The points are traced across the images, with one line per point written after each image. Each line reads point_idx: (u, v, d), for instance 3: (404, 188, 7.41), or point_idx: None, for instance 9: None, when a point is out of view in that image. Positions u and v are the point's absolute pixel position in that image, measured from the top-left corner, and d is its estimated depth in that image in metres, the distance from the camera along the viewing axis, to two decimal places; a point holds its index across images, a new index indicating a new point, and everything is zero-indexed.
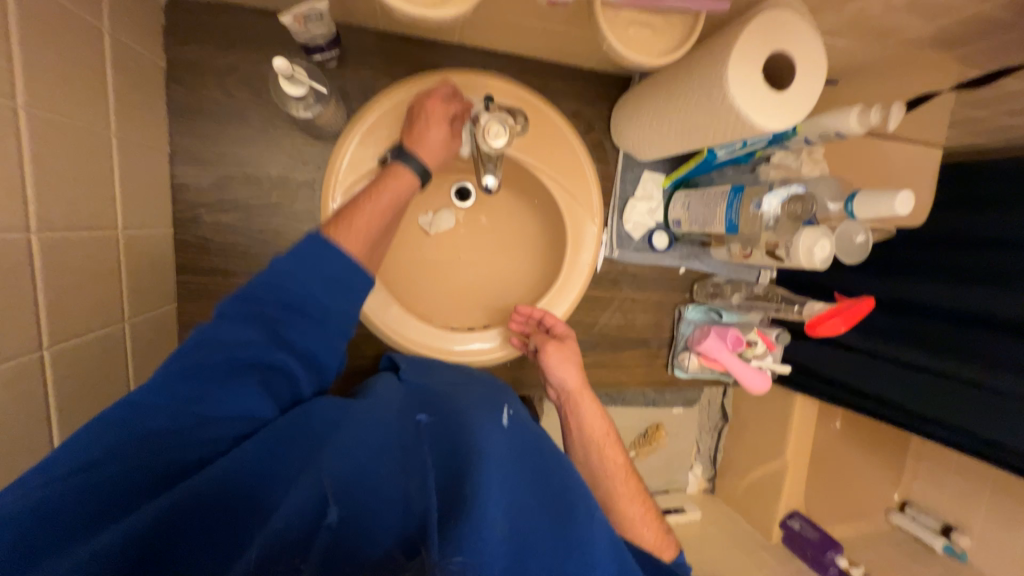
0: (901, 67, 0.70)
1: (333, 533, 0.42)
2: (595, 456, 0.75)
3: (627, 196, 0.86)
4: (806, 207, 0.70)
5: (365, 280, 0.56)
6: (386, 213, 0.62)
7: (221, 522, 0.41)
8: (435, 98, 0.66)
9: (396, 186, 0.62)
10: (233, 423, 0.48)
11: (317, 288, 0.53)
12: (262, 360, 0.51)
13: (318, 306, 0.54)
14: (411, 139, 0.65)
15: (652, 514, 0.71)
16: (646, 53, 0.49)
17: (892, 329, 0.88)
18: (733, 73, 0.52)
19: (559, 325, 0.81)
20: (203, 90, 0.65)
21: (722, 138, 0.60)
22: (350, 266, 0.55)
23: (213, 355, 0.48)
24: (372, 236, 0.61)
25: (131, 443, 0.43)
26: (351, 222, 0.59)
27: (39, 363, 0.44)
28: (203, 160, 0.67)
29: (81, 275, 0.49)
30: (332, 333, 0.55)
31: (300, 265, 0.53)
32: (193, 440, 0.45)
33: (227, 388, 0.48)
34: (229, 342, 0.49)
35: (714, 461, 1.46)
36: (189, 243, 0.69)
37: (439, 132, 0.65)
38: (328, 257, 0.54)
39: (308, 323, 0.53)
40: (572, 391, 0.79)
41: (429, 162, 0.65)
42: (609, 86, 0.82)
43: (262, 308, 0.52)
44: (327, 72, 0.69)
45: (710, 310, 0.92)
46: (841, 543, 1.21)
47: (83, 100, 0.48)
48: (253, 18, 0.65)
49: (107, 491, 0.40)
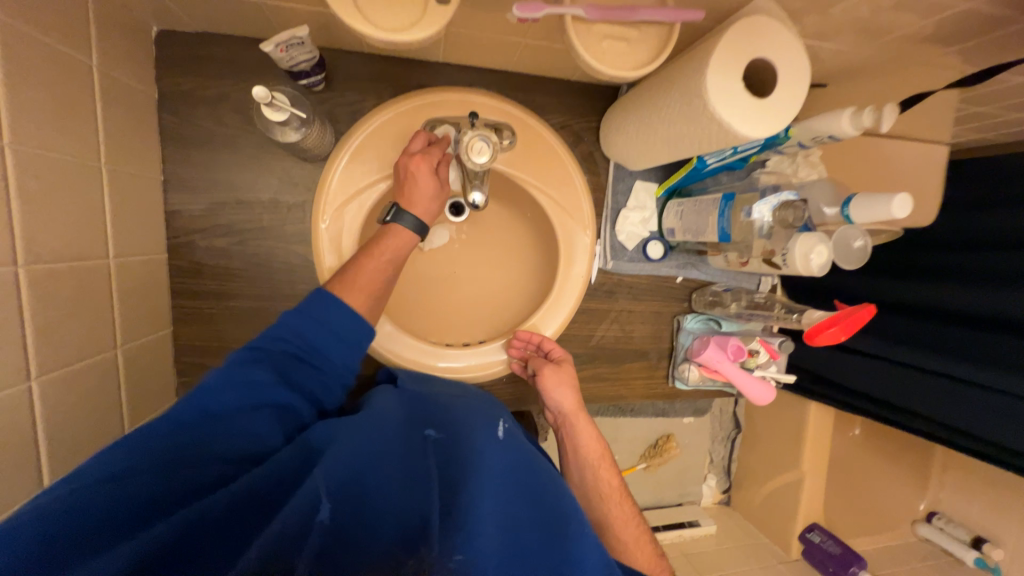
0: (893, 68, 0.68)
1: (326, 531, 0.42)
2: (591, 478, 0.75)
3: (619, 206, 0.85)
4: (798, 213, 0.68)
5: (366, 329, 0.60)
6: (387, 268, 0.64)
7: (229, 537, 0.40)
8: (416, 156, 0.65)
9: (395, 244, 0.65)
10: (244, 445, 0.49)
11: (323, 340, 0.58)
12: (274, 398, 0.53)
13: (323, 357, 0.58)
14: (402, 197, 0.66)
15: (648, 538, 0.70)
16: (622, 67, 0.49)
17: (899, 332, 0.87)
18: (714, 83, 0.51)
19: (557, 350, 0.82)
20: (195, 119, 0.67)
21: (709, 146, 0.59)
22: (351, 319, 0.59)
23: (229, 393, 0.51)
24: (375, 292, 0.63)
25: (147, 463, 0.44)
26: (353, 282, 0.62)
27: (27, 394, 0.44)
28: (195, 186, 0.68)
29: (71, 306, 0.50)
30: (336, 381, 0.59)
31: (305, 320, 0.57)
32: (208, 457, 0.46)
33: (243, 419, 0.51)
34: (243, 380, 0.52)
35: (729, 472, 1.42)
36: (183, 267, 0.70)
37: (427, 186, 0.65)
38: (330, 310, 0.58)
39: (315, 370, 0.58)
40: (569, 413, 0.79)
41: (423, 216, 0.67)
42: (597, 98, 0.82)
43: (277, 353, 0.56)
44: (316, 96, 0.71)
45: (709, 319, 0.91)
46: (865, 558, 1.15)
47: (71, 135, 0.49)
48: (241, 47, 0.66)
49: (122, 507, 0.40)
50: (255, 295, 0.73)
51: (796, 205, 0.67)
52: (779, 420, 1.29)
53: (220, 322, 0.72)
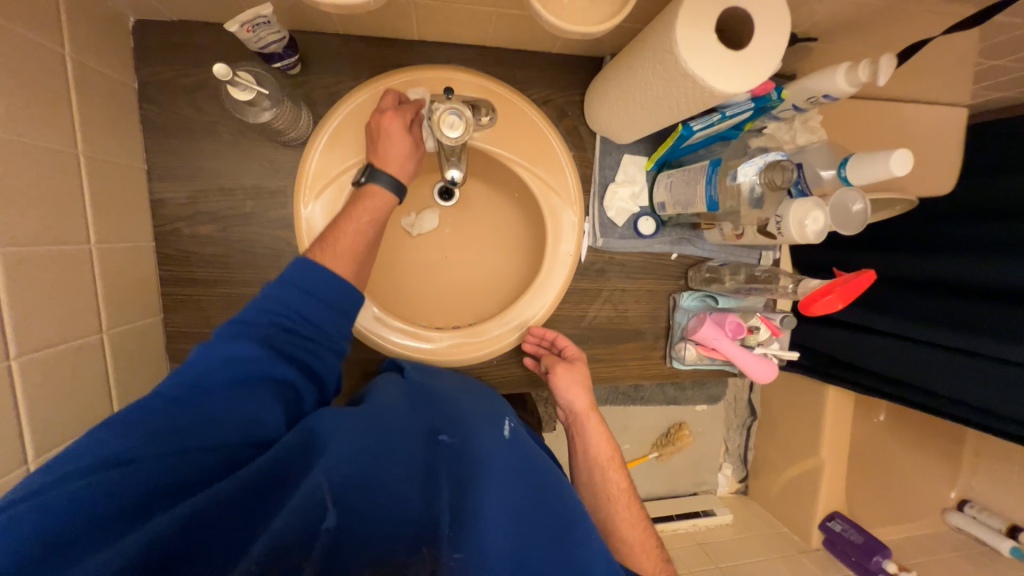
0: (891, 18, 0.64)
1: (332, 535, 0.44)
2: (598, 479, 0.72)
3: (607, 181, 0.82)
4: (786, 175, 0.62)
5: (356, 298, 0.60)
6: (367, 229, 0.63)
7: (229, 526, 0.42)
8: (387, 112, 0.65)
9: (374, 204, 0.64)
10: (244, 428, 0.50)
11: (313, 309, 0.57)
12: (265, 371, 0.52)
13: (312, 326, 0.57)
14: (376, 157, 0.65)
15: (653, 542, 0.68)
16: (583, 23, 0.47)
17: (924, 312, 0.84)
18: (683, 33, 0.48)
19: (570, 347, 0.80)
20: (176, 107, 0.68)
21: (689, 106, 0.57)
22: (343, 287, 0.58)
23: (217, 369, 0.50)
24: (356, 255, 0.62)
25: (150, 441, 0.45)
26: (334, 243, 0.61)
27: (8, 373, 0.46)
28: (178, 175, 0.69)
29: (51, 289, 0.51)
30: (330, 351, 0.59)
31: (290, 290, 0.56)
32: (207, 441, 0.47)
33: (235, 399, 0.50)
34: (225, 355, 0.50)
35: (745, 460, 1.40)
36: (170, 255, 0.71)
37: (401, 144, 0.65)
38: (316, 278, 0.57)
39: (305, 342, 0.56)
40: (580, 414, 0.75)
41: (401, 177, 0.66)
42: (580, 71, 0.80)
43: (264, 325, 0.54)
44: (293, 80, 0.71)
45: (706, 296, 0.87)
46: (890, 547, 1.10)
47: (44, 122, 0.51)
48: (216, 33, 0.67)
49: (125, 496, 0.42)
50: (242, 281, 0.74)
51: (785, 166, 0.62)
52: (794, 405, 1.25)
53: (208, 309, 0.73)
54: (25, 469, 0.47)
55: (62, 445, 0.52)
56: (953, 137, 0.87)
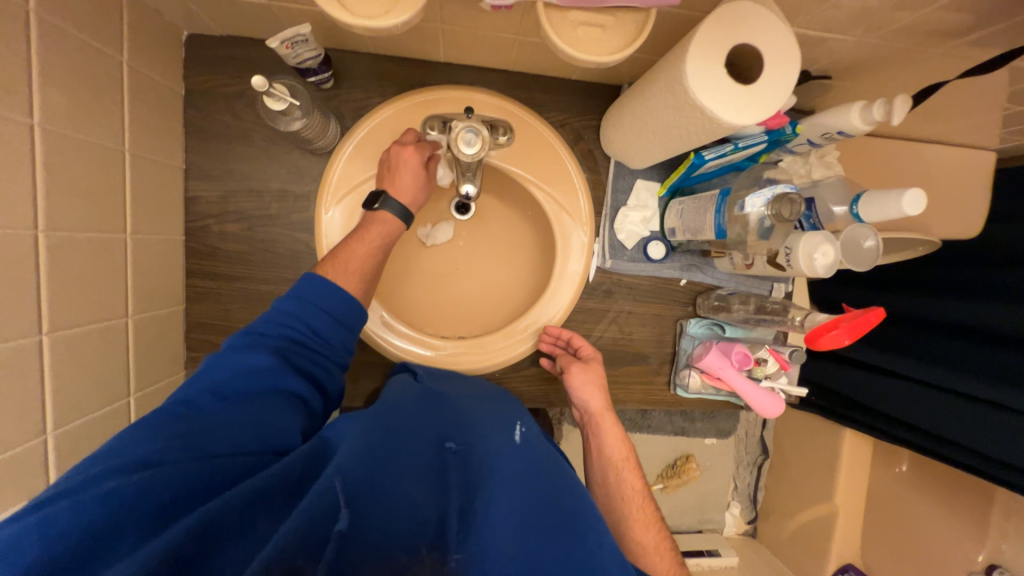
0: (908, 61, 0.65)
1: (343, 538, 0.43)
2: (613, 478, 0.74)
3: (619, 204, 0.84)
4: (794, 208, 0.62)
5: (361, 314, 0.64)
6: (375, 251, 0.67)
7: (243, 528, 0.41)
8: (408, 147, 0.69)
9: (381, 231, 0.68)
10: (262, 433, 0.51)
11: (324, 324, 0.61)
12: (273, 382, 0.55)
13: (321, 339, 0.61)
14: (388, 184, 0.69)
15: (667, 545, 0.68)
16: (597, 53, 0.49)
17: (953, 358, 0.82)
18: (693, 67, 0.50)
19: (586, 348, 0.82)
20: (218, 113, 0.73)
21: (699, 134, 0.59)
22: (352, 306, 0.63)
23: (234, 379, 0.54)
24: (366, 275, 0.66)
25: (177, 441, 0.47)
26: (344, 265, 0.65)
27: (38, 346, 0.49)
28: (212, 175, 0.74)
29: (87, 272, 0.55)
30: (337, 366, 0.63)
31: (303, 307, 0.60)
32: (227, 446, 0.48)
33: (255, 406, 0.53)
34: (240, 366, 0.54)
35: (755, 501, 1.36)
36: (198, 250, 0.75)
37: (413, 177, 0.69)
38: (327, 296, 0.61)
39: (315, 356, 0.60)
40: (595, 413, 0.77)
41: (409, 206, 0.70)
42: (598, 99, 0.83)
43: (278, 339, 0.58)
44: (326, 94, 0.76)
45: (713, 324, 0.86)
46: None
47: (100, 122, 0.56)
48: (260, 48, 0.72)
49: (150, 497, 0.42)
50: (261, 279, 0.77)
51: (793, 199, 0.62)
52: (809, 445, 1.21)
53: (228, 303, 0.77)
54: (42, 439, 0.50)
55: (78, 421, 0.55)
56: (976, 181, 0.85)
